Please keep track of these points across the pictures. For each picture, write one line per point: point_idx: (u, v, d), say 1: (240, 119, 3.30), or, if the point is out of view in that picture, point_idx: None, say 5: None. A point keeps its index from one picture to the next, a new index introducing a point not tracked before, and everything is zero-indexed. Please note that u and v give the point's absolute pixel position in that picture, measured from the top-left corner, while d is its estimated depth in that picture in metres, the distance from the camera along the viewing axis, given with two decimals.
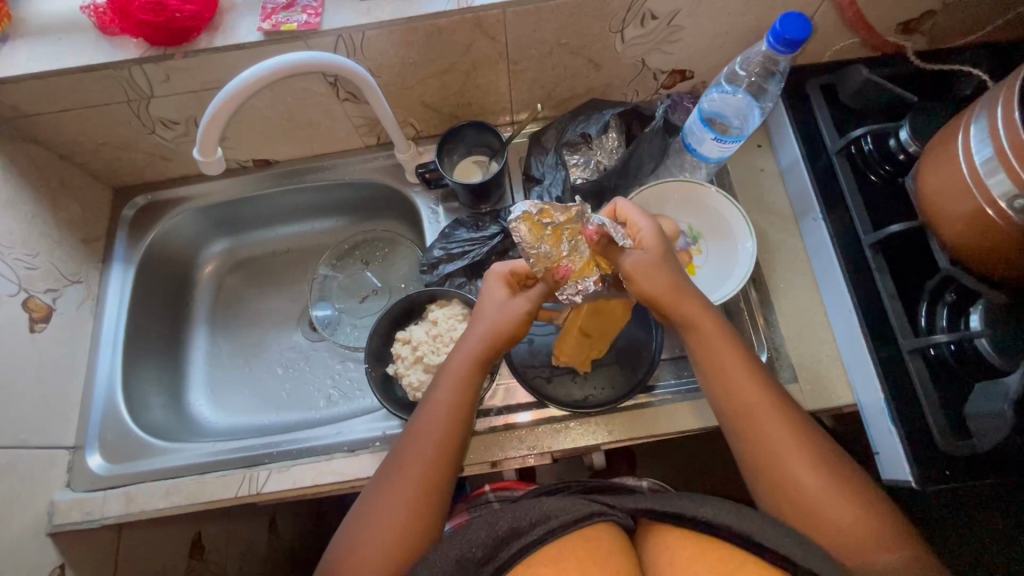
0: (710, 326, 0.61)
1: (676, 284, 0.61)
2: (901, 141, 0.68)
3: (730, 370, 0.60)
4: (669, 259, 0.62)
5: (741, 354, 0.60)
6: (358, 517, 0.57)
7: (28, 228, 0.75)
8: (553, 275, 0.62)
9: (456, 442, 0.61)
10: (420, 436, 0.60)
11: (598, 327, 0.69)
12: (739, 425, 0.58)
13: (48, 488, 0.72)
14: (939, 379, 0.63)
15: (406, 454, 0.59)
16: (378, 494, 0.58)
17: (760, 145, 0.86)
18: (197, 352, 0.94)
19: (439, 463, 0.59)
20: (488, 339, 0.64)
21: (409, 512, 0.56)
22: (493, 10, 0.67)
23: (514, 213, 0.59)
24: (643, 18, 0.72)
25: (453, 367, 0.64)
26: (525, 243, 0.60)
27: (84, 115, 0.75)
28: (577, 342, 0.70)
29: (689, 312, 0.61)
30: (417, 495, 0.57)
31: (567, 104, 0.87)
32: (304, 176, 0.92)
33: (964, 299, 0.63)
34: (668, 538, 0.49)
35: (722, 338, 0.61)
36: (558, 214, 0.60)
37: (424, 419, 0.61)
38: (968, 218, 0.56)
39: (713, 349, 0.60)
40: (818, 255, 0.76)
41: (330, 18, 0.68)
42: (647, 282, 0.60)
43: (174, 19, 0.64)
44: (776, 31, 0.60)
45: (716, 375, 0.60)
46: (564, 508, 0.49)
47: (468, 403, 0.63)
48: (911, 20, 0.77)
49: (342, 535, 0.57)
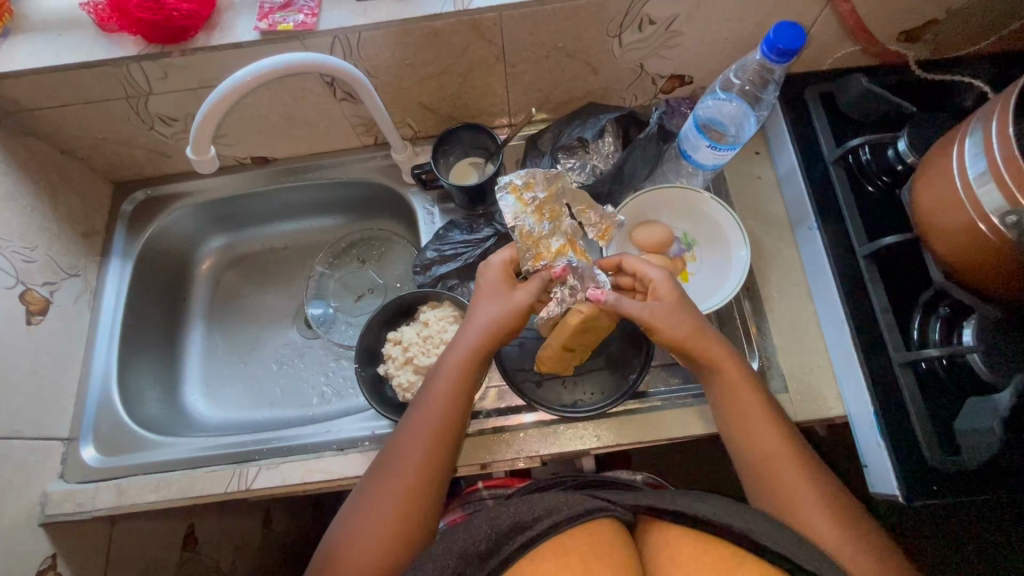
0: (733, 370, 0.61)
1: (693, 331, 0.62)
2: (899, 151, 0.67)
3: (750, 409, 0.60)
4: (682, 307, 0.63)
5: (761, 398, 0.61)
6: (358, 507, 0.57)
7: (27, 221, 0.76)
8: (530, 255, 0.66)
9: (454, 431, 0.61)
10: (417, 427, 0.60)
11: (580, 342, 0.67)
12: (758, 477, 0.59)
13: (41, 479, 0.73)
14: (930, 393, 0.62)
15: (405, 443, 0.60)
16: (377, 485, 0.58)
17: (758, 151, 0.85)
18: (194, 346, 0.95)
19: (438, 453, 0.60)
20: (490, 332, 0.63)
21: (407, 502, 0.57)
22: (489, 12, 0.67)
23: (501, 182, 0.66)
24: (641, 23, 0.71)
25: (450, 358, 0.63)
26: (511, 212, 0.65)
27: (84, 111, 0.76)
28: (557, 355, 0.67)
29: (711, 360, 0.62)
30: (416, 486, 0.58)
31: (566, 107, 0.87)
32: (304, 173, 0.93)
33: (958, 314, 0.62)
34: (670, 537, 0.49)
35: (738, 378, 0.61)
36: (539, 191, 0.67)
37: (422, 410, 0.61)
38: (962, 233, 0.56)
39: (738, 392, 0.61)
40: (812, 264, 0.75)
41: (326, 18, 0.68)
42: (672, 330, 0.61)
43: (171, 17, 0.65)
44: (769, 39, 0.60)
45: (737, 416, 0.61)
46: (565, 504, 0.50)
47: (466, 394, 0.62)
48: (914, 29, 0.76)
49: (340, 526, 0.57)
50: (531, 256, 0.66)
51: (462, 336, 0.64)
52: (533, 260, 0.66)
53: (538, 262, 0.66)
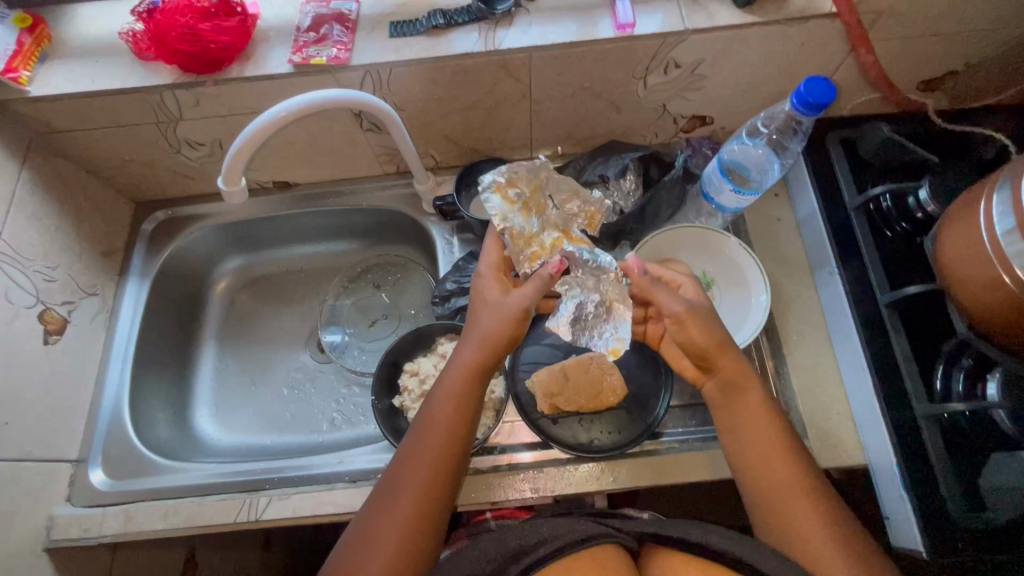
0: (745, 381, 0.61)
1: (733, 377, 0.61)
2: (920, 200, 0.67)
3: (768, 461, 0.57)
4: (703, 318, 0.62)
5: (784, 441, 0.58)
6: (362, 534, 0.55)
7: (49, 240, 0.76)
8: (526, 258, 0.64)
9: (464, 429, 0.60)
10: (418, 451, 0.59)
11: (579, 389, 0.72)
12: (768, 506, 0.56)
13: (48, 502, 0.72)
14: (954, 445, 0.61)
15: (406, 467, 0.58)
16: (379, 511, 0.56)
17: (777, 194, 0.86)
18: (205, 367, 0.94)
19: (450, 451, 0.59)
20: (488, 352, 0.61)
21: (411, 527, 0.55)
22: (519, 53, 0.68)
23: (484, 182, 0.62)
24: (667, 66, 0.72)
25: (449, 380, 0.61)
26: (499, 213, 0.62)
27: (113, 134, 0.76)
28: (554, 374, 0.73)
29: (746, 414, 0.60)
30: (428, 486, 0.57)
31: (588, 143, 0.88)
32: (324, 199, 0.93)
33: (980, 366, 0.62)
34: (671, 562, 0.50)
35: (772, 437, 0.58)
36: (524, 184, 0.64)
37: (422, 434, 0.60)
38: (987, 286, 0.55)
39: (750, 429, 0.59)
40: (832, 309, 0.75)
41: (359, 54, 0.69)
42: (695, 333, 0.61)
43: (208, 49, 0.66)
44: (799, 92, 0.61)
45: (752, 477, 0.58)
46: (571, 528, 0.52)
47: (467, 416, 0.61)
48: (933, 79, 0.78)
49: (343, 554, 0.55)
50: (527, 257, 0.64)
51: (460, 356, 0.62)
52: (530, 262, 0.64)
53: (535, 261, 0.65)
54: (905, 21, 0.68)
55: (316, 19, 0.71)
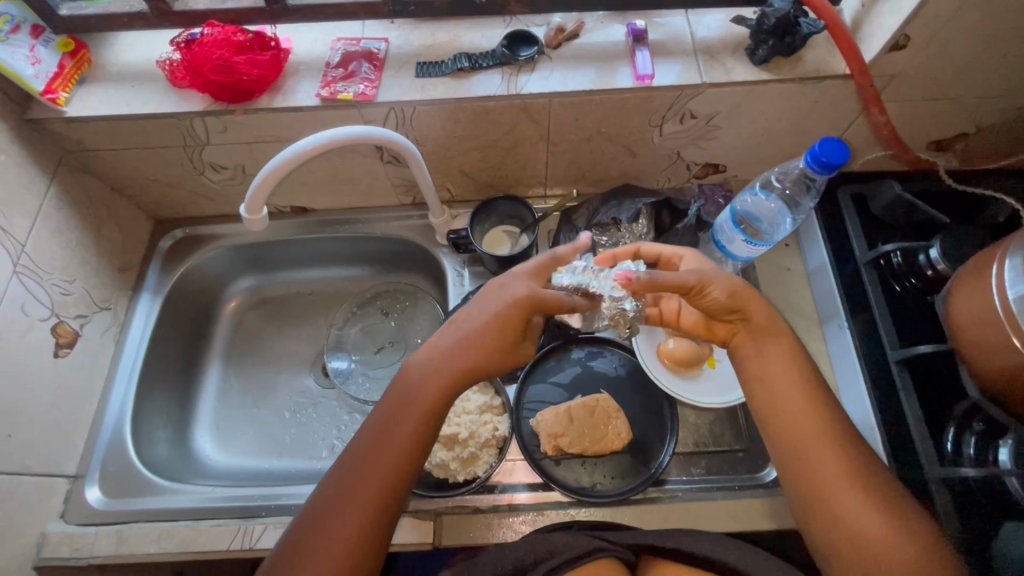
0: (762, 317, 0.60)
1: (759, 327, 0.60)
2: (930, 258, 0.68)
3: (797, 412, 0.56)
4: (720, 276, 0.59)
5: (824, 423, 0.56)
6: (301, 545, 0.52)
7: (69, 255, 0.78)
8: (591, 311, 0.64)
9: (440, 415, 0.57)
10: (388, 432, 0.55)
11: (588, 429, 0.71)
12: (792, 465, 0.55)
13: (43, 518, 0.72)
14: (965, 510, 0.60)
15: (374, 447, 0.55)
16: (327, 510, 0.53)
17: (788, 243, 0.86)
18: (209, 385, 0.94)
19: (421, 437, 0.56)
20: (464, 360, 0.57)
21: (360, 538, 0.52)
22: (539, 98, 0.70)
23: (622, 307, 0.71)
24: (683, 116, 0.74)
25: (417, 382, 0.57)
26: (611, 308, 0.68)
27: (141, 154, 0.79)
28: (561, 416, 0.72)
29: (773, 359, 0.59)
30: (393, 469, 0.54)
31: (601, 184, 0.89)
32: (338, 227, 0.95)
33: (992, 432, 0.62)
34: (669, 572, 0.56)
35: (804, 398, 0.57)
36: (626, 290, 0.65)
37: (390, 421, 0.56)
38: (998, 350, 0.54)
39: (774, 372, 0.58)
40: (841, 363, 0.75)
41: (385, 91, 0.72)
42: (719, 294, 0.58)
43: (241, 81, 0.68)
44: (814, 151, 0.62)
45: (777, 424, 0.57)
46: (566, 545, 0.55)
47: (435, 423, 0.57)
48: (944, 139, 0.79)
49: (299, 536, 0.53)
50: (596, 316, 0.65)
51: (433, 355, 0.58)
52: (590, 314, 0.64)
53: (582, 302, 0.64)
54: (917, 85, 0.69)
55: (345, 56, 0.74)
